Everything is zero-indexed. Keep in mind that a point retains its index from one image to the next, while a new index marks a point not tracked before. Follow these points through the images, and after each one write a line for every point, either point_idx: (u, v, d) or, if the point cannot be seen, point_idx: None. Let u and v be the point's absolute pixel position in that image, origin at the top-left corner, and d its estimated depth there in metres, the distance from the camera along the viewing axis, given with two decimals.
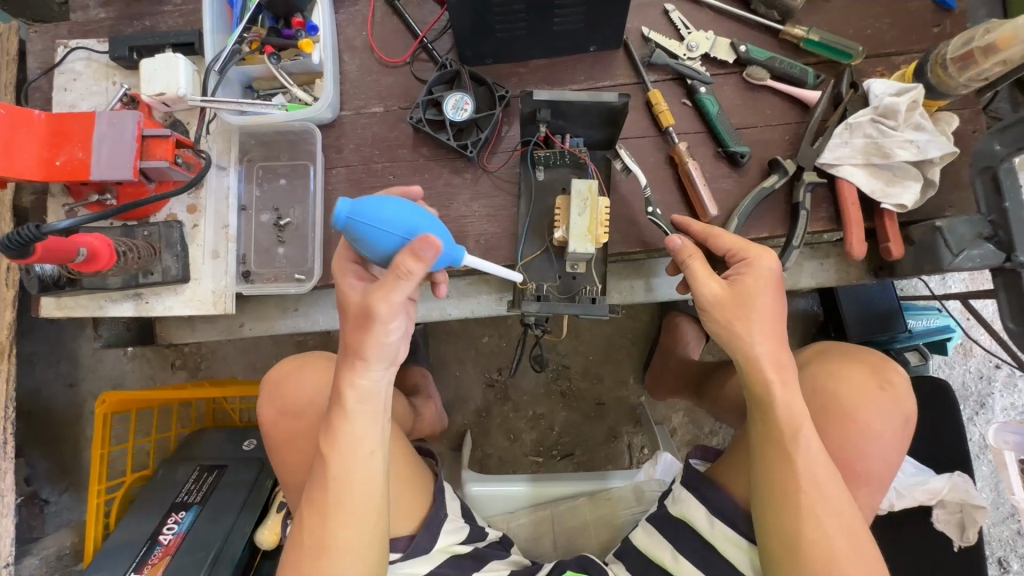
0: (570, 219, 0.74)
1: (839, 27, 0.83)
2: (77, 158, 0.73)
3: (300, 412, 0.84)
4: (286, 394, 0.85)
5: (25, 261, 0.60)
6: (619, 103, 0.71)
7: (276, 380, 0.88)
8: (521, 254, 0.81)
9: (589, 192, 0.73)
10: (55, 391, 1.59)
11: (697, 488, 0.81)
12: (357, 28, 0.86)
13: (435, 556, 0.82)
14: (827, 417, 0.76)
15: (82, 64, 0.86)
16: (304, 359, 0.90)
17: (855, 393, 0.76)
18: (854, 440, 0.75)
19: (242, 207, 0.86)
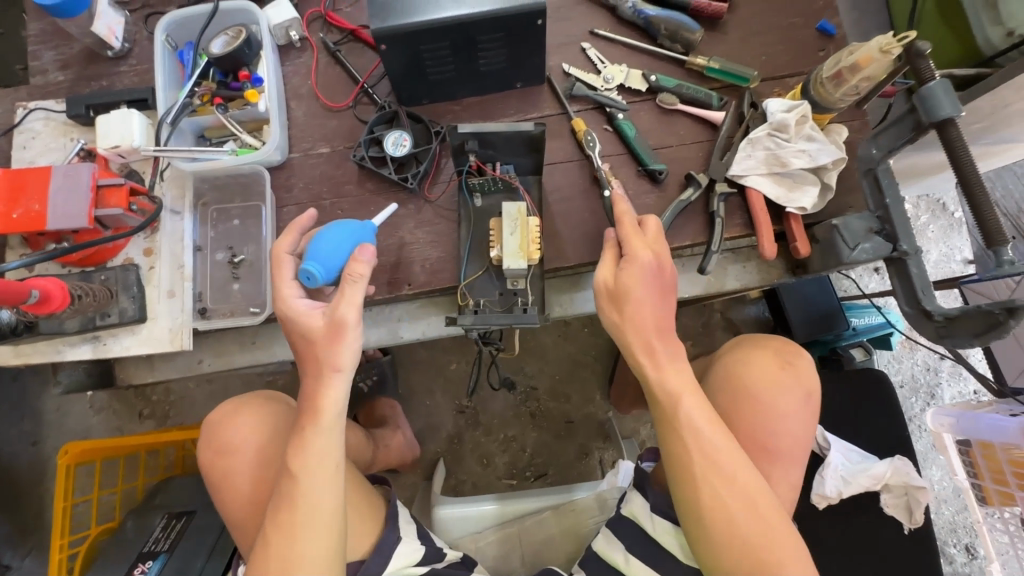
0: (503, 238, 0.80)
1: (737, 55, 0.93)
2: (34, 210, 0.78)
3: (242, 448, 0.84)
4: (225, 435, 0.85)
5: None
6: (536, 131, 0.77)
7: (215, 421, 0.88)
8: (464, 275, 0.87)
9: (518, 214, 0.80)
10: (19, 450, 1.57)
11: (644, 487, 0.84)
12: (302, 78, 0.94)
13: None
14: (738, 401, 0.81)
15: (40, 123, 0.91)
16: (242, 400, 0.90)
17: (762, 378, 0.81)
18: (764, 419, 0.79)
19: (197, 247, 0.90)
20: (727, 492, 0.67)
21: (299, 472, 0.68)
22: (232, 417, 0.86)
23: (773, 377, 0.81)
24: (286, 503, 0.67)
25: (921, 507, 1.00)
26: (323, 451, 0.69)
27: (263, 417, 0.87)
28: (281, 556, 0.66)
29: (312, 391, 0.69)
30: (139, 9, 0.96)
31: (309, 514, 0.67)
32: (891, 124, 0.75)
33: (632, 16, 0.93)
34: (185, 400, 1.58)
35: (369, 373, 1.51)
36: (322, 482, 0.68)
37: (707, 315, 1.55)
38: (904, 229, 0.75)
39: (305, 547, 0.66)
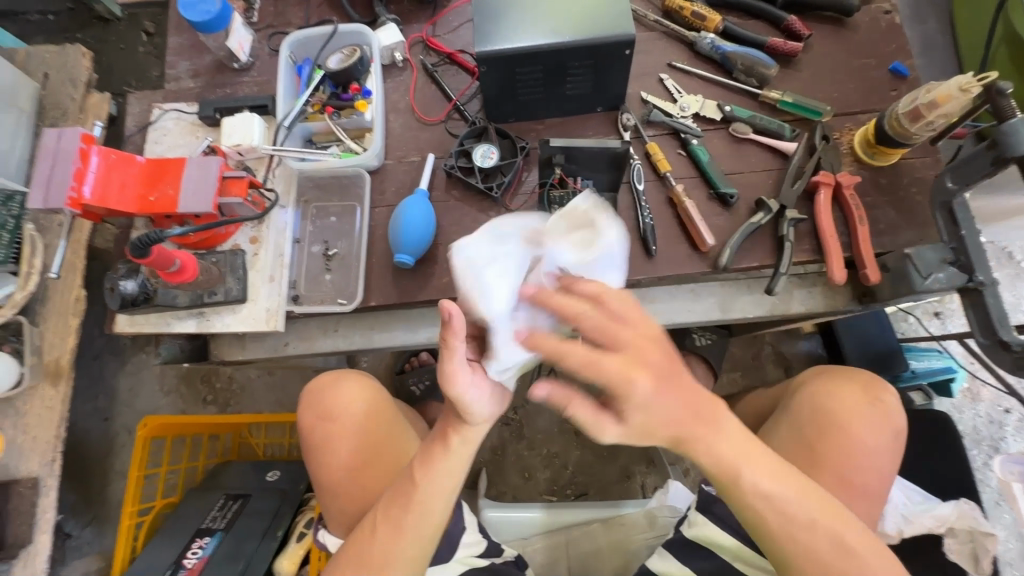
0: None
1: (809, 91, 0.98)
2: (168, 194, 0.88)
3: (342, 424, 0.91)
4: (326, 404, 0.93)
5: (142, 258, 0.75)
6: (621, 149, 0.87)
7: (315, 389, 0.95)
8: None
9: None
10: (91, 425, 1.67)
11: (710, 510, 0.84)
12: (401, 93, 1.03)
13: (454, 567, 0.89)
14: (829, 425, 0.83)
15: (172, 122, 1.03)
16: (342, 373, 0.97)
17: (852, 410, 0.83)
18: (844, 453, 0.80)
19: (297, 239, 0.99)
20: (823, 530, 0.65)
21: (422, 480, 0.74)
22: (333, 388, 0.93)
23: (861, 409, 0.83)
24: (399, 499, 0.75)
25: (988, 555, 0.95)
26: (449, 479, 0.74)
27: (368, 403, 0.93)
28: (383, 546, 0.74)
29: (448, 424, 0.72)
30: (264, 29, 1.08)
31: (419, 516, 0.74)
32: (967, 159, 0.76)
33: (709, 51, 0.99)
34: (246, 390, 1.67)
35: (422, 377, 1.53)
36: (439, 499, 0.75)
37: (758, 347, 1.56)
38: (980, 261, 0.77)
39: (405, 545, 0.74)
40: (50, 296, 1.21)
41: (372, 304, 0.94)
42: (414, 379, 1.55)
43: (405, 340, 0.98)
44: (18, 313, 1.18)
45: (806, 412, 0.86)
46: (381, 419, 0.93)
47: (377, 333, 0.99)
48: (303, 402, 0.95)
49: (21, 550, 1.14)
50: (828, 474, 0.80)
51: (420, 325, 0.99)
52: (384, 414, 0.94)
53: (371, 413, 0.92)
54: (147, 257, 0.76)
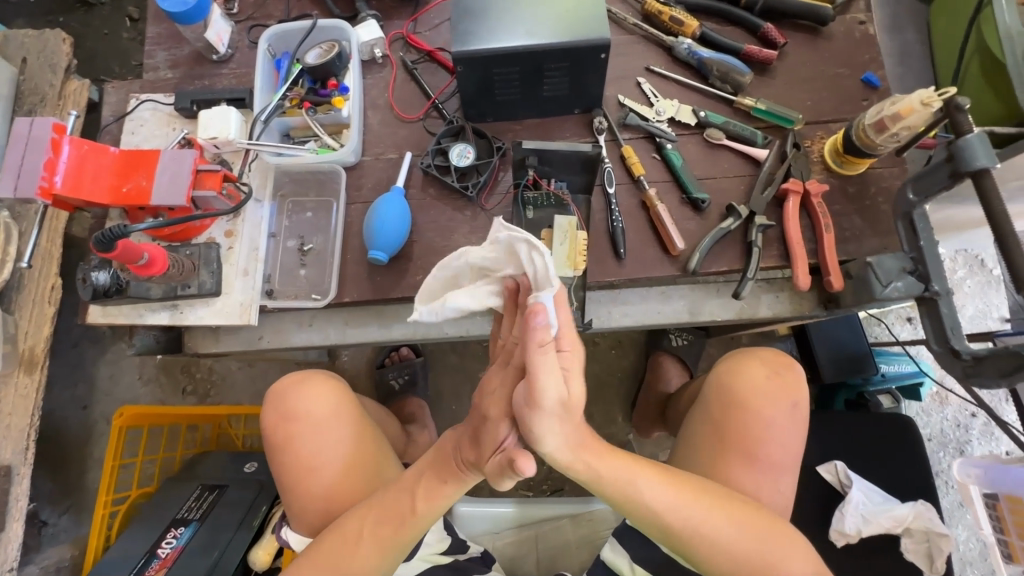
0: (553, 247, 0.86)
1: (783, 99, 0.99)
2: (141, 186, 0.88)
3: (310, 425, 0.92)
4: (292, 404, 0.93)
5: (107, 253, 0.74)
6: (592, 151, 0.88)
7: (283, 387, 0.95)
8: None
9: (568, 226, 0.87)
10: (69, 412, 1.66)
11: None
12: (380, 90, 1.03)
13: (417, 564, 0.94)
14: (735, 411, 0.85)
15: (149, 113, 1.03)
16: (310, 373, 0.97)
17: (759, 393, 0.85)
18: (747, 433, 0.84)
19: (272, 234, 0.99)
20: (704, 531, 0.74)
21: (420, 505, 0.78)
22: (301, 388, 0.94)
23: (769, 389, 0.85)
24: (396, 513, 0.79)
25: (942, 555, 1.00)
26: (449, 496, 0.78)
27: (340, 404, 0.94)
28: (365, 554, 0.80)
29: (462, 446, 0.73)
30: (244, 21, 1.08)
31: (406, 532, 0.80)
32: (927, 170, 0.78)
33: (686, 57, 1.00)
34: (226, 381, 1.67)
35: (402, 371, 1.55)
36: (429, 520, 0.80)
37: (734, 348, 1.60)
38: (937, 271, 0.79)
39: (386, 556, 0.80)
40: (26, 285, 1.20)
41: (345, 300, 0.94)
42: (393, 373, 1.57)
43: (378, 336, 0.99)
44: None
45: (718, 395, 0.88)
46: (350, 417, 0.94)
47: (351, 329, 1.00)
48: (268, 400, 0.95)
49: None
50: (736, 458, 0.84)
51: (394, 321, 1.00)
52: (356, 417, 0.95)
53: (342, 416, 0.94)
54: (114, 250, 0.76)
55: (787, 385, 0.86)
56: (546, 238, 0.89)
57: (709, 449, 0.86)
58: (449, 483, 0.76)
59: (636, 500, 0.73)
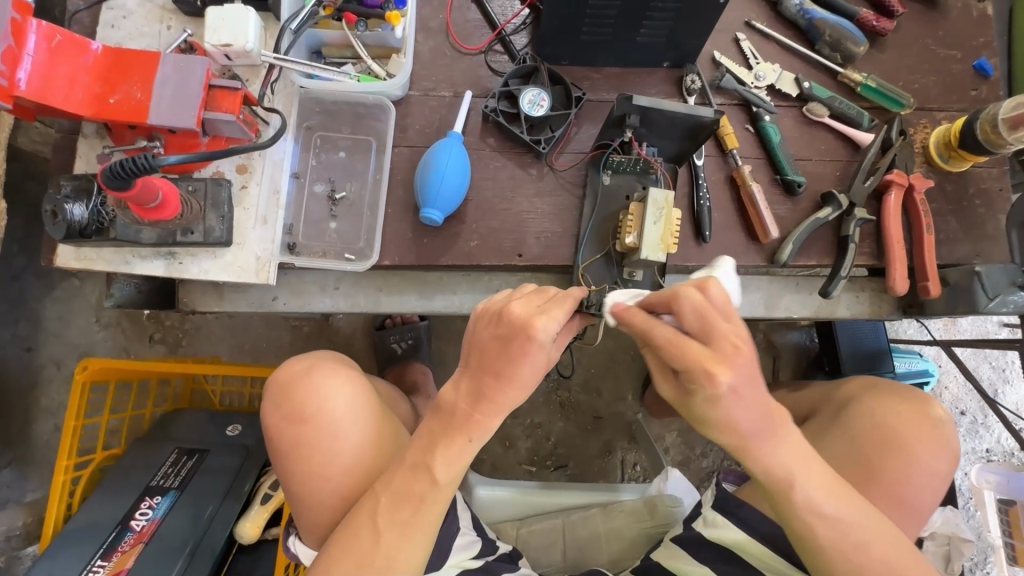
0: (644, 226, 0.74)
1: (891, 77, 0.89)
2: (135, 98, 0.68)
3: (318, 423, 0.78)
4: (296, 396, 0.79)
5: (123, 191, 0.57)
6: (711, 120, 0.73)
7: (285, 384, 0.81)
8: (579, 258, 0.81)
9: (665, 202, 0.74)
10: (10, 355, 1.43)
11: (733, 513, 0.83)
12: (433, 9, 0.85)
13: (447, 572, 0.81)
14: (883, 446, 0.80)
15: (134, 2, 0.80)
16: (315, 361, 0.83)
17: (905, 424, 0.82)
18: (904, 473, 0.79)
19: (295, 175, 0.81)
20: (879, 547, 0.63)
21: (441, 475, 0.68)
22: (306, 380, 0.80)
23: (917, 423, 0.82)
24: (415, 498, 0.69)
25: (961, 558, 1.01)
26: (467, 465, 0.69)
27: (351, 395, 0.80)
28: (388, 550, 0.68)
29: (481, 413, 0.65)
30: None
31: (430, 511, 0.70)
32: None
33: (794, 15, 0.87)
34: (201, 332, 1.48)
35: (405, 335, 1.42)
36: (451, 489, 0.70)
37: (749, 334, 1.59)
38: None
39: (412, 548, 0.69)
40: None
41: (385, 263, 0.80)
42: (395, 336, 1.43)
43: (416, 307, 0.85)
44: None
45: (864, 428, 0.83)
46: (364, 405, 0.81)
47: (384, 295, 0.85)
48: (269, 391, 0.81)
49: None
50: (880, 488, 0.79)
51: (435, 291, 0.86)
52: (370, 412, 0.81)
53: (356, 412, 0.79)
54: (129, 190, 0.58)
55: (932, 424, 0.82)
56: (633, 215, 0.76)
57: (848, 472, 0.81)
58: (472, 441, 0.67)
59: (797, 506, 0.63)
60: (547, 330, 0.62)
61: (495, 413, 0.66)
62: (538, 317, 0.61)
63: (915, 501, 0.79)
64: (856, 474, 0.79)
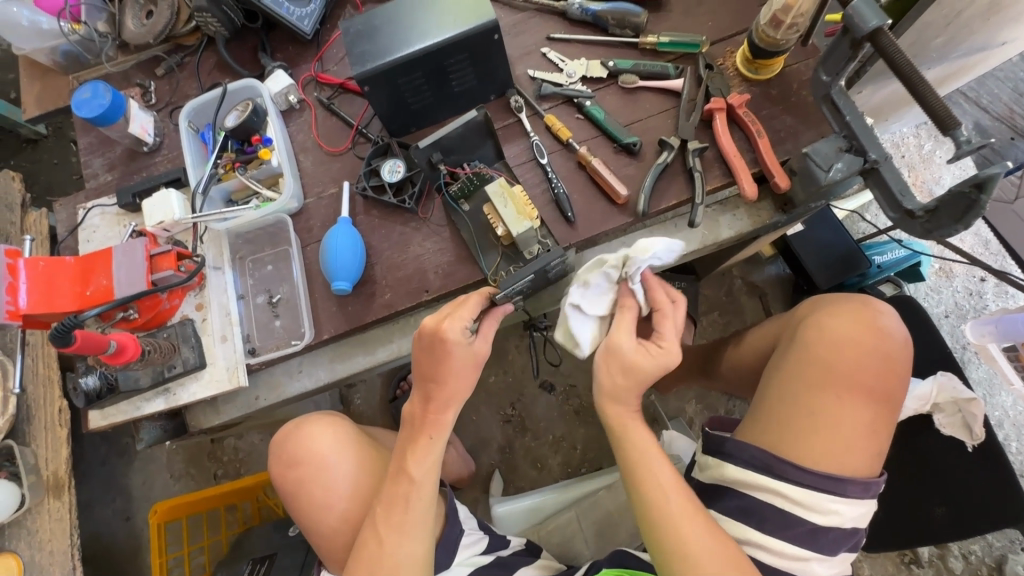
0: (501, 213, 0.90)
1: (684, 26, 1.00)
2: (103, 284, 0.90)
3: (311, 463, 0.91)
4: (292, 449, 0.93)
5: (71, 347, 0.75)
6: (480, 116, 0.94)
7: (282, 438, 0.95)
8: (486, 269, 0.95)
9: (502, 189, 0.90)
10: (115, 527, 1.69)
11: (722, 451, 0.84)
12: (305, 133, 1.06)
13: (458, 570, 0.90)
14: (840, 351, 0.84)
15: (98, 218, 1.06)
16: (303, 417, 0.97)
17: (856, 328, 0.86)
18: (860, 373, 0.82)
19: (241, 295, 1.02)
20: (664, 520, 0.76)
21: (417, 473, 0.82)
22: (294, 432, 0.94)
23: (865, 330, 0.85)
24: (400, 500, 0.81)
25: (978, 421, 0.96)
26: (436, 459, 0.83)
27: (334, 433, 0.94)
28: (393, 550, 0.78)
29: (435, 406, 0.83)
30: (164, 108, 1.12)
31: (419, 508, 0.81)
32: (830, 50, 0.79)
33: (581, 16, 1.02)
34: (253, 456, 1.69)
35: None
36: (430, 487, 0.82)
37: (728, 284, 1.62)
38: (871, 141, 0.79)
39: (412, 544, 0.79)
40: (35, 414, 1.26)
41: (324, 337, 0.97)
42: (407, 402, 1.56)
43: (367, 364, 1.01)
44: (8, 437, 1.23)
45: (822, 341, 0.86)
46: (351, 438, 0.94)
47: (339, 363, 1.01)
48: (272, 450, 0.95)
49: None
50: (849, 392, 0.81)
51: (377, 345, 1.01)
52: (353, 443, 0.94)
53: (341, 448, 0.92)
54: (74, 344, 0.76)
55: (879, 332, 0.86)
56: (492, 211, 0.93)
57: (803, 388, 0.83)
58: (434, 437, 0.83)
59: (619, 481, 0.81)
60: (456, 329, 0.79)
61: (447, 408, 0.83)
62: (446, 320, 0.79)
63: (887, 396, 0.82)
64: (825, 381, 0.83)
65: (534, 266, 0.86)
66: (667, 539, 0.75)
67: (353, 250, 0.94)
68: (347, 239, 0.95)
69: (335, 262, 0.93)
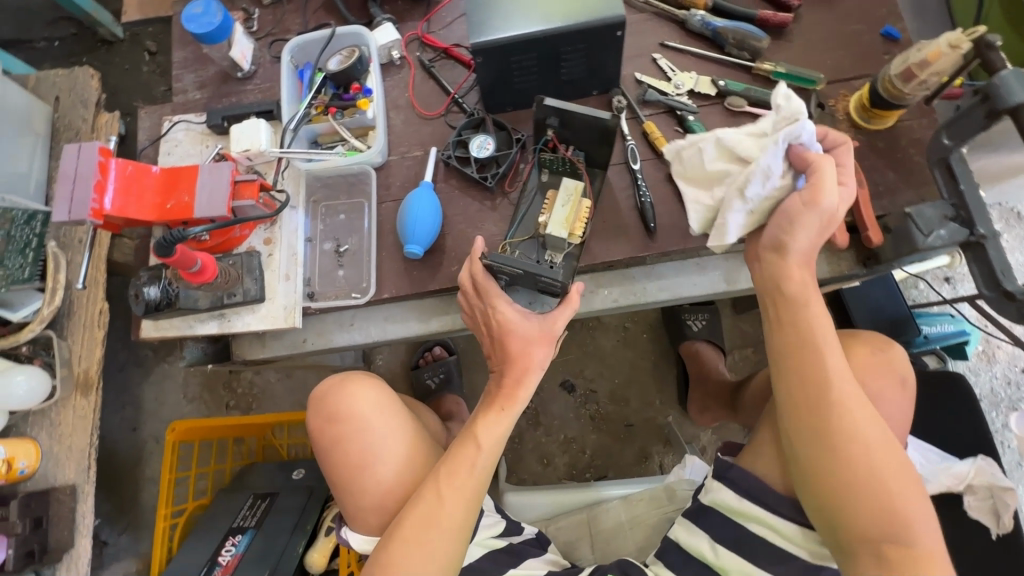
0: (554, 208, 0.88)
1: (802, 60, 0.99)
2: (184, 201, 0.91)
3: (352, 423, 0.90)
4: (335, 405, 0.92)
5: (167, 258, 0.77)
6: (610, 121, 0.84)
7: (324, 393, 0.95)
8: (510, 234, 0.95)
9: (573, 190, 0.89)
10: (122, 434, 1.72)
11: (725, 476, 0.84)
12: (400, 90, 1.06)
13: (473, 551, 0.91)
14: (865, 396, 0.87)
15: (182, 133, 1.07)
16: (350, 375, 0.96)
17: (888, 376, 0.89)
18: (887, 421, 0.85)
19: (308, 238, 1.02)
20: (867, 448, 0.69)
21: (483, 439, 0.82)
22: (339, 389, 0.93)
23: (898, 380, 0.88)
24: (463, 464, 0.81)
25: (1008, 510, 0.94)
26: (505, 430, 0.84)
27: (376, 395, 0.93)
28: (441, 512, 0.79)
29: (516, 374, 0.84)
30: (264, 37, 1.11)
31: (476, 478, 0.81)
32: (960, 116, 0.77)
33: (700, 29, 1.00)
34: (267, 393, 1.71)
35: (437, 371, 1.55)
36: (488, 457, 0.83)
37: None
38: (981, 215, 0.78)
39: (462, 510, 0.80)
40: (77, 311, 1.28)
41: (384, 295, 0.97)
42: (428, 373, 1.57)
43: (418, 330, 1.01)
44: (47, 327, 1.25)
45: None
46: (392, 400, 0.94)
47: (391, 324, 1.02)
48: (310, 407, 0.95)
49: (65, 555, 1.20)
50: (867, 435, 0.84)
51: (431, 314, 1.02)
52: (394, 407, 0.93)
53: (379, 411, 0.92)
54: (172, 256, 0.78)
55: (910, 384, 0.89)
56: (552, 198, 0.91)
57: None
58: (505, 409, 0.83)
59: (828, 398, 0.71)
60: (509, 308, 0.85)
61: (529, 373, 0.84)
62: (497, 301, 0.85)
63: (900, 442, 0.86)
64: None
65: (523, 266, 0.85)
66: (868, 468, 0.69)
67: (429, 214, 0.94)
68: (427, 201, 0.95)
69: (412, 220, 0.93)
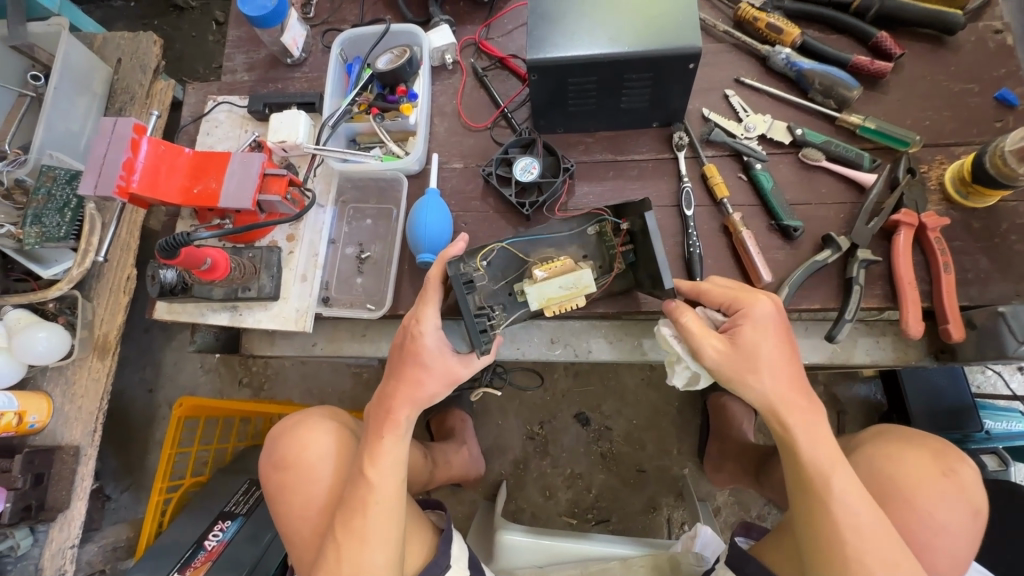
0: (555, 280, 0.77)
1: (895, 117, 0.87)
2: (211, 188, 0.88)
3: (296, 466, 0.86)
4: (283, 450, 0.88)
5: (172, 261, 0.74)
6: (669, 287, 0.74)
7: (278, 436, 0.90)
8: (510, 240, 0.83)
9: (580, 280, 0.77)
10: (138, 395, 1.74)
11: (741, 569, 0.76)
12: (448, 97, 1.00)
13: None
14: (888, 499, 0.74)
15: (224, 114, 1.04)
16: (301, 417, 0.92)
17: (912, 473, 0.74)
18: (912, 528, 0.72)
19: (332, 240, 0.98)
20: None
21: (375, 474, 0.73)
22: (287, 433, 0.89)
23: (927, 478, 0.73)
24: (357, 504, 0.73)
25: None
26: (398, 458, 0.74)
27: (317, 433, 0.88)
28: (352, 558, 0.71)
29: (389, 398, 0.74)
30: (319, 25, 1.08)
31: (382, 515, 0.73)
32: None
33: (783, 68, 0.90)
34: (280, 376, 1.70)
35: None
36: (391, 491, 0.73)
37: None
38: None
39: (374, 551, 0.71)
40: (105, 274, 1.28)
41: (401, 311, 0.92)
42: None
43: None
44: (75, 287, 1.26)
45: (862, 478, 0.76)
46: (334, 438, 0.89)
47: None
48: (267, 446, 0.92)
49: (59, 514, 1.20)
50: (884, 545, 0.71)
51: None
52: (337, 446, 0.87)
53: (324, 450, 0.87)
54: (176, 259, 0.75)
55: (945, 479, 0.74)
56: (562, 267, 0.79)
57: None
58: (389, 436, 0.74)
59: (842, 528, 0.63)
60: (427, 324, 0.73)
61: (406, 402, 0.73)
62: (421, 321, 0.73)
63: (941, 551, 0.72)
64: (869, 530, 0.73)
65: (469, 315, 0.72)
66: None
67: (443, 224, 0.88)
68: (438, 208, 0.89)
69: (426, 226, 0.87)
